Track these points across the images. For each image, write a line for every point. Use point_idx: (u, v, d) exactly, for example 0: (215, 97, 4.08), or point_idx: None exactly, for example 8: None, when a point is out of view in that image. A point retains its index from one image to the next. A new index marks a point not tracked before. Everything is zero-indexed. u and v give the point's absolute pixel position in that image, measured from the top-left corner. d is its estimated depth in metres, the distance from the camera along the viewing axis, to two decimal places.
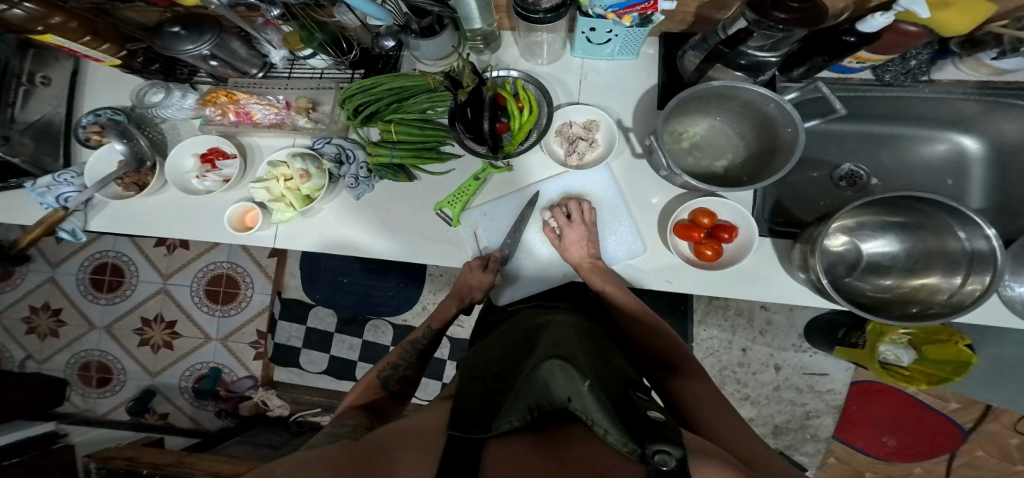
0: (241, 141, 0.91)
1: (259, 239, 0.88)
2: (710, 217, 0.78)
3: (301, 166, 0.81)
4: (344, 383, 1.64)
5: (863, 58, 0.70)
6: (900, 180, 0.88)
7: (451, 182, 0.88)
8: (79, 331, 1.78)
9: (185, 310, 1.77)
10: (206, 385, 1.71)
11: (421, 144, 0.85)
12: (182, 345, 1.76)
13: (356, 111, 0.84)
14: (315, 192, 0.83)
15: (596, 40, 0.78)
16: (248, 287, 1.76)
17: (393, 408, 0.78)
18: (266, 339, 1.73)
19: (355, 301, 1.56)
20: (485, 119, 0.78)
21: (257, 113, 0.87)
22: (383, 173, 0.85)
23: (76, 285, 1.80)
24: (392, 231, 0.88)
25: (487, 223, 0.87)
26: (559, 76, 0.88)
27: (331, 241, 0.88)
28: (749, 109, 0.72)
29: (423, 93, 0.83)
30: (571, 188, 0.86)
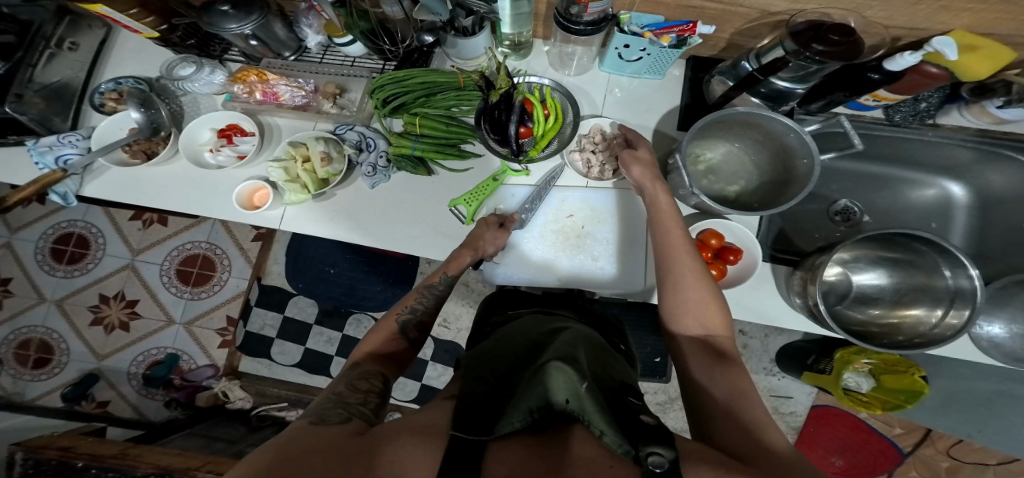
0: (261, 119, 0.88)
1: (266, 219, 0.85)
2: (717, 238, 0.82)
3: (323, 148, 0.81)
4: (316, 378, 1.58)
5: (882, 97, 0.76)
6: (889, 219, 0.95)
7: (468, 180, 0.89)
8: (27, 304, 1.65)
9: (151, 290, 1.67)
10: (159, 372, 1.60)
11: (443, 139, 0.85)
12: (140, 327, 1.65)
13: (385, 99, 0.84)
14: (333, 177, 0.82)
15: (627, 57, 0.81)
16: (225, 270, 1.68)
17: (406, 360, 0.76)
18: (235, 327, 1.65)
19: (339, 293, 1.52)
20: (513, 123, 0.81)
21: (284, 94, 0.86)
22: (403, 164, 0.85)
23: (33, 253, 1.68)
24: (403, 222, 0.87)
25: (512, 202, 0.89)
26: (586, 89, 0.91)
27: (338, 229, 0.86)
28: (769, 139, 0.76)
29: (454, 89, 0.84)
30: (589, 197, 0.89)
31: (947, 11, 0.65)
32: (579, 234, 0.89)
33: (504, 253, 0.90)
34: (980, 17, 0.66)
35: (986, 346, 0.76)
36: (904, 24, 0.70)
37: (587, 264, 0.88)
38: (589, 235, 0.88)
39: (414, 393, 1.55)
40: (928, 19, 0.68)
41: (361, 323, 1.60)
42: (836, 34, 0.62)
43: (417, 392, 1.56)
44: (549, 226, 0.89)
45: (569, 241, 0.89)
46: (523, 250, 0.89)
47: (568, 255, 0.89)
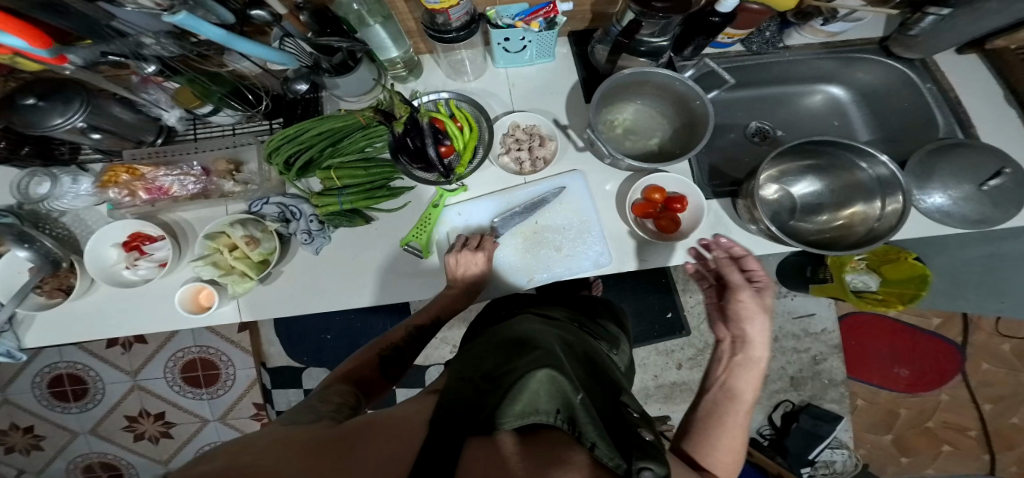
0: (163, 219, 0.88)
1: (219, 318, 0.85)
2: (660, 192, 0.81)
3: (245, 233, 0.82)
4: None
5: (733, 34, 0.79)
6: (801, 129, 0.96)
7: (410, 215, 0.88)
8: (63, 439, 1.69)
9: (168, 400, 1.69)
10: None
11: (369, 184, 0.85)
12: (180, 431, 1.70)
13: (293, 163, 0.84)
14: (270, 255, 0.84)
15: (513, 49, 0.81)
16: (227, 365, 1.67)
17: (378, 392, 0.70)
18: (265, 410, 1.66)
19: (348, 348, 1.51)
20: (431, 146, 0.79)
21: (170, 186, 0.86)
22: (336, 220, 0.84)
23: (35, 400, 1.67)
24: (352, 274, 0.87)
25: (463, 221, 0.87)
26: (489, 89, 0.90)
27: (297, 300, 0.86)
28: (664, 90, 0.76)
29: (357, 131, 0.84)
30: (532, 194, 0.86)
31: None
32: (536, 230, 0.85)
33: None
34: None
35: (942, 217, 0.76)
36: None
37: (554, 258, 0.84)
38: (545, 227, 0.84)
39: None
40: None
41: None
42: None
43: None
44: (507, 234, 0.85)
45: (529, 240, 0.85)
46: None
47: (534, 254, 0.84)
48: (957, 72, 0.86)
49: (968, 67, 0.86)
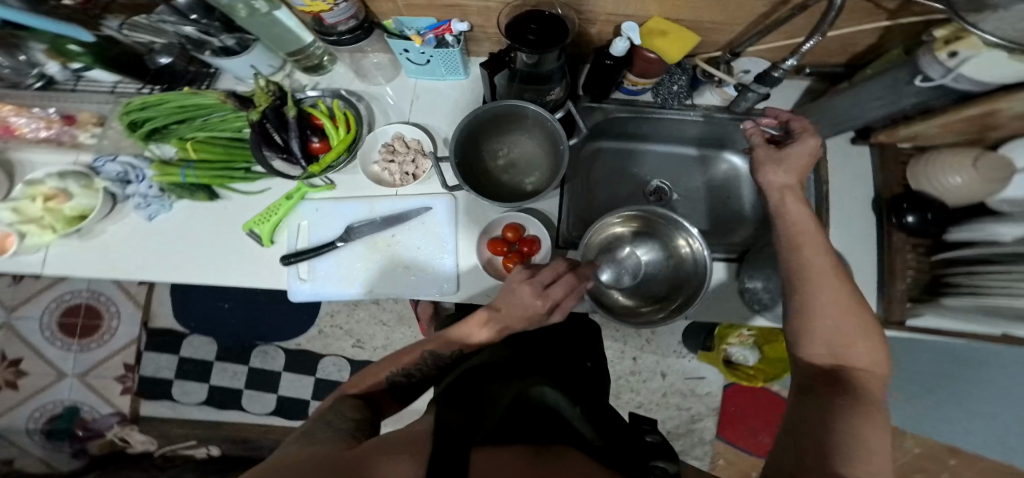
0: (8, 157, 0.83)
1: (18, 265, 0.78)
2: (517, 231, 0.78)
3: (58, 184, 0.77)
4: (226, 414, 1.29)
5: (640, 83, 0.77)
6: (699, 197, 0.91)
7: (264, 202, 0.81)
8: None
9: (33, 344, 1.33)
10: (61, 425, 1.30)
11: (224, 162, 0.78)
12: (28, 384, 1.31)
13: (146, 126, 0.78)
14: (83, 212, 0.78)
15: (417, 61, 0.76)
16: (113, 315, 1.34)
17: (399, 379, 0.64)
18: (133, 373, 1.32)
19: (238, 325, 1.33)
20: (294, 139, 0.74)
21: (21, 126, 0.81)
22: (178, 192, 0.78)
23: None
24: (177, 250, 0.79)
25: (317, 218, 0.80)
26: (392, 98, 0.83)
27: (105, 265, 0.79)
28: (537, 125, 0.73)
29: (224, 112, 0.79)
30: (396, 207, 0.80)
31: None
32: (389, 243, 0.80)
33: (311, 269, 0.80)
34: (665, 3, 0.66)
35: None
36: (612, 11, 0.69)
37: (402, 277, 0.80)
38: (399, 244, 0.80)
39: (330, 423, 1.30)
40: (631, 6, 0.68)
41: (226, 370, 1.30)
42: (535, 24, 0.65)
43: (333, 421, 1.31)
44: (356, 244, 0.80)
45: (381, 253, 0.80)
46: (327, 266, 0.80)
47: (378, 269, 0.80)
48: (838, 161, 0.82)
49: (853, 162, 0.82)
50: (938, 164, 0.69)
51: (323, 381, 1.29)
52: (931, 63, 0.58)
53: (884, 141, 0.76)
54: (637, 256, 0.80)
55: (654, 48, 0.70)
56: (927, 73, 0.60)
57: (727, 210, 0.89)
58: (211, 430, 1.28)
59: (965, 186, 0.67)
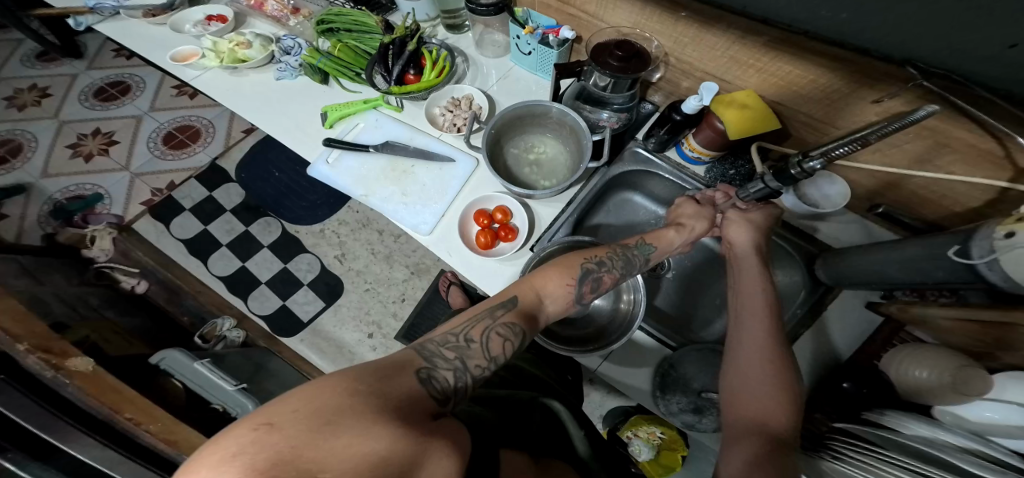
0: (244, 20, 1.06)
1: (182, 74, 0.96)
2: (505, 216, 0.83)
3: (251, 39, 0.96)
4: (191, 260, 1.70)
5: (699, 150, 0.77)
6: (693, 287, 0.85)
7: (351, 99, 0.93)
8: (41, 116, 1.91)
9: (136, 139, 1.88)
10: (77, 206, 1.73)
11: (351, 62, 0.92)
12: (99, 163, 1.83)
13: (326, 22, 0.95)
14: (248, 60, 0.94)
15: (522, 50, 0.85)
16: (202, 146, 1.88)
17: (611, 279, 0.65)
18: (169, 191, 1.79)
19: (272, 193, 1.81)
20: (398, 65, 0.87)
21: (269, 7, 1.03)
22: (306, 69, 0.92)
23: (84, 86, 1.98)
24: (275, 107, 0.92)
25: (373, 127, 0.91)
26: (488, 69, 0.93)
27: (229, 95, 0.93)
28: (572, 134, 0.83)
29: (377, 35, 0.93)
30: (430, 148, 0.90)
31: (736, 64, 0.68)
32: (405, 170, 0.88)
33: (339, 158, 0.88)
34: (763, 76, 0.67)
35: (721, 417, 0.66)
36: (708, 69, 0.72)
37: (395, 201, 0.85)
38: (413, 175, 0.87)
39: (271, 308, 1.66)
40: (729, 70, 0.70)
41: (227, 224, 1.76)
42: (621, 51, 0.70)
43: (272, 309, 1.66)
44: (379, 160, 0.88)
45: (391, 173, 0.88)
46: (351, 166, 0.88)
47: (383, 184, 0.87)
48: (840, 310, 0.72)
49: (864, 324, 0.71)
50: (915, 353, 0.57)
51: (290, 274, 1.71)
52: (983, 237, 0.45)
53: (894, 314, 0.67)
54: None
55: (723, 118, 0.70)
56: (968, 247, 0.46)
57: (706, 307, 0.83)
58: (163, 267, 1.65)
59: (929, 387, 0.54)
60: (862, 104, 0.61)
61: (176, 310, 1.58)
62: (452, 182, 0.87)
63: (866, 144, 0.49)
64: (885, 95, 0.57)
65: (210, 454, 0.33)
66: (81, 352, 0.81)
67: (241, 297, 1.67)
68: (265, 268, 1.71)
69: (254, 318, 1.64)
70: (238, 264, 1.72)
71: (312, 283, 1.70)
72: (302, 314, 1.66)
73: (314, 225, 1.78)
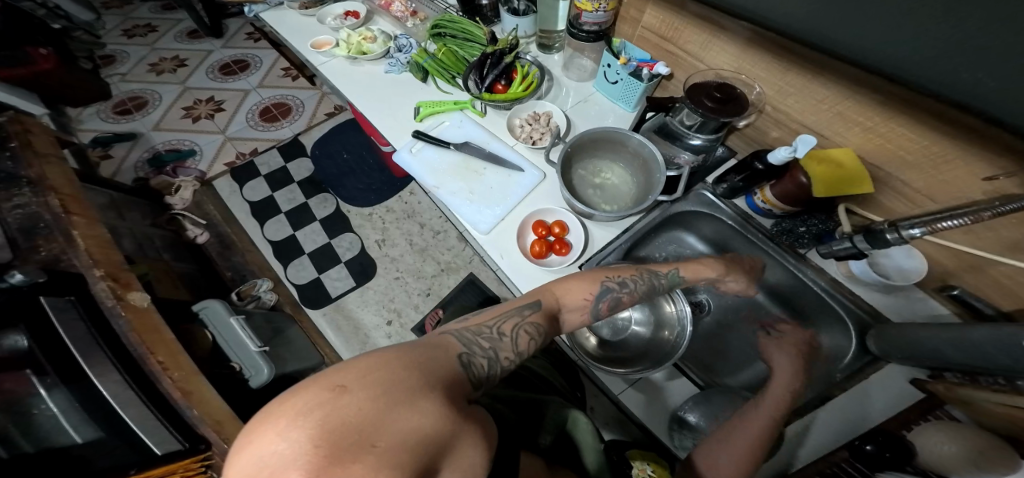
0: (372, 18, 1.18)
1: (313, 59, 1.08)
2: (562, 230, 0.83)
3: (377, 35, 1.07)
4: (251, 221, 1.82)
5: (772, 202, 0.75)
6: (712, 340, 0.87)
7: (442, 98, 1.00)
8: (170, 80, 2.19)
9: (239, 109, 2.11)
10: (171, 156, 1.92)
11: (449, 66, 1.00)
12: (202, 125, 2.05)
13: (439, 27, 1.05)
14: (369, 52, 1.04)
15: (609, 79, 0.89)
16: (290, 123, 2.06)
17: (630, 299, 0.67)
18: (251, 157, 1.96)
19: (335, 171, 1.94)
20: (491, 75, 0.94)
21: (395, 7, 1.14)
22: (411, 67, 1.01)
23: (214, 60, 2.28)
24: (378, 95, 1.01)
25: (456, 127, 0.97)
26: (571, 90, 0.98)
27: (345, 80, 1.03)
28: (644, 165, 0.82)
29: (478, 45, 1.01)
30: (501, 153, 0.93)
31: (838, 117, 0.67)
32: (475, 170, 0.91)
33: (421, 150, 0.93)
34: (862, 131, 0.66)
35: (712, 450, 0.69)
36: (799, 117, 0.72)
37: (461, 197, 0.88)
38: (481, 177, 0.91)
39: (305, 279, 1.72)
40: (823, 122, 0.70)
41: (290, 193, 1.88)
42: (720, 93, 0.70)
43: (307, 280, 1.73)
44: (454, 157, 0.93)
45: (463, 170, 0.91)
46: (429, 159, 0.93)
47: (453, 180, 0.90)
48: (881, 379, 0.72)
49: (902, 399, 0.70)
50: (948, 429, 0.58)
51: (330, 250, 1.78)
52: None
53: (938, 393, 0.67)
54: (625, 316, 0.82)
55: (810, 174, 0.67)
56: None
57: (735, 355, 0.84)
58: (226, 224, 1.79)
59: (957, 464, 0.55)
60: (969, 179, 0.57)
61: (223, 264, 1.70)
62: (516, 188, 0.88)
63: (981, 220, 0.47)
64: (1003, 173, 0.53)
65: (287, 408, 0.35)
66: (139, 287, 0.98)
67: (282, 263, 1.74)
68: (310, 238, 1.80)
69: (289, 285, 1.72)
70: (289, 232, 1.81)
71: (348, 261, 1.76)
72: (332, 289, 1.71)
73: (364, 208, 1.86)
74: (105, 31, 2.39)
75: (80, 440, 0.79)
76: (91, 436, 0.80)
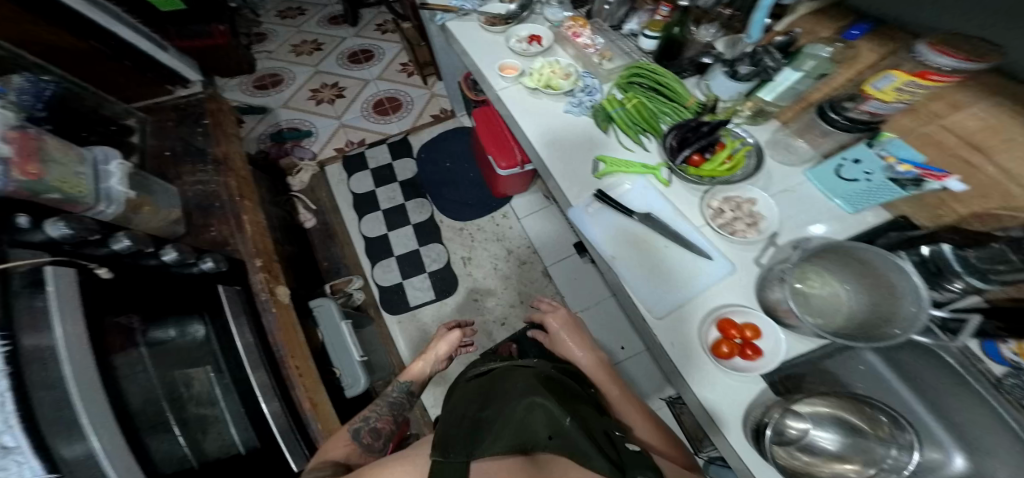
0: (553, 46, 1.11)
1: (493, 83, 1.04)
2: (755, 334, 0.69)
3: (568, 71, 1.00)
4: (350, 213, 1.84)
5: None
6: None
7: (625, 153, 0.89)
8: (306, 61, 2.31)
9: (354, 97, 2.18)
10: (292, 134, 2.01)
11: (639, 122, 0.91)
12: (323, 107, 2.13)
13: (634, 74, 0.96)
14: (555, 88, 0.98)
15: (845, 174, 0.71)
16: (397, 117, 2.10)
17: (384, 423, 0.88)
18: (359, 146, 2.00)
19: (435, 178, 1.88)
20: (689, 148, 0.82)
21: (582, 38, 1.05)
22: (596, 114, 0.93)
23: (346, 48, 2.36)
24: (555, 132, 0.93)
25: (635, 192, 0.85)
26: (774, 172, 0.83)
27: (525, 113, 0.97)
28: (882, 286, 0.64)
29: (678, 109, 0.90)
30: (684, 233, 0.80)
31: None
32: (654, 248, 0.80)
33: (597, 211, 0.84)
34: None
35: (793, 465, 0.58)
36: None
37: (636, 275, 0.78)
38: (662, 257, 0.79)
39: (389, 282, 1.69)
40: None
41: (390, 193, 1.88)
42: None
43: (390, 282, 1.69)
44: (633, 227, 0.82)
45: (641, 245, 0.81)
46: (606, 225, 0.83)
47: (629, 256, 0.80)
48: None
49: None
50: None
51: (417, 258, 1.74)
52: None
53: None
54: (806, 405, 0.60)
55: None
56: None
57: None
58: (330, 214, 1.82)
59: None
60: None
61: (323, 254, 1.74)
62: (699, 279, 0.75)
63: None
64: None
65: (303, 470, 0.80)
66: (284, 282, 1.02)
67: (370, 262, 1.73)
68: (400, 242, 1.77)
69: (374, 286, 1.69)
70: (382, 231, 1.79)
71: (432, 272, 1.71)
72: (411, 299, 1.66)
73: (456, 222, 1.81)
74: (264, 9, 2.55)
75: (242, 448, 0.74)
76: (250, 443, 0.75)
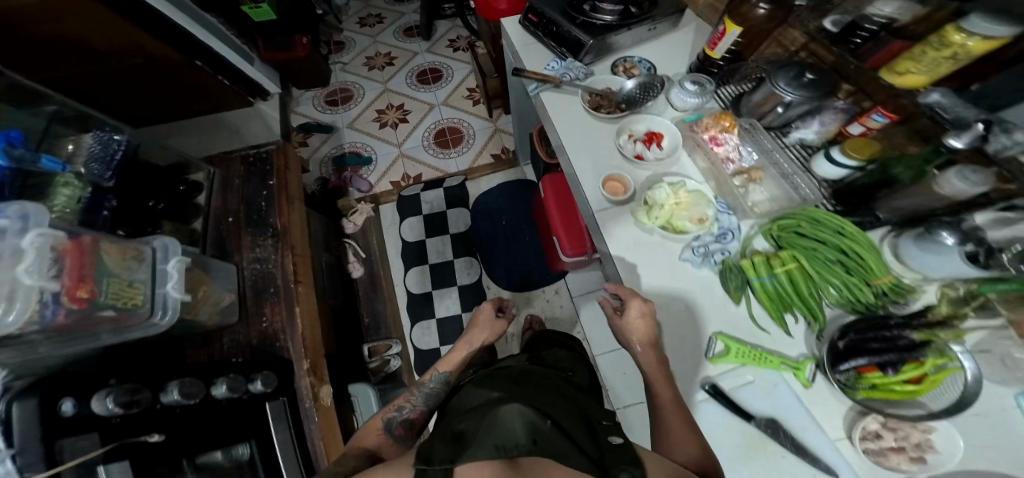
0: (677, 152, 0.91)
1: (595, 195, 0.87)
2: None
3: (702, 210, 0.81)
4: (398, 261, 1.76)
5: None
6: None
7: (755, 335, 0.73)
8: (377, 78, 2.26)
9: (419, 127, 2.09)
10: (352, 160, 1.97)
11: (790, 298, 0.73)
12: (387, 133, 2.08)
13: (791, 226, 0.76)
14: (680, 229, 0.80)
15: None
16: (460, 152, 2.01)
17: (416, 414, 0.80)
18: (415, 183, 1.93)
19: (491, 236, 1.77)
20: (854, 361, 0.64)
21: (725, 148, 0.84)
22: (729, 276, 0.76)
23: (417, 69, 2.29)
24: (659, 286, 0.77)
25: (765, 389, 0.70)
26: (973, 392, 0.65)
27: (635, 251, 0.80)
28: None
29: (850, 280, 0.70)
30: (816, 443, 0.66)
31: None
32: (769, 450, 0.66)
33: (704, 402, 0.70)
34: None
35: None
36: None
37: None
38: (774, 465, 0.65)
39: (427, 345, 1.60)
40: None
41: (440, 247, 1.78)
42: None
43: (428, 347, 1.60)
44: (750, 426, 0.68)
45: (756, 446, 0.67)
46: (709, 425, 0.69)
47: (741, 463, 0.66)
48: None
49: None
50: None
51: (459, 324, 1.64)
52: None
53: None
54: None
55: None
56: None
57: None
58: (375, 262, 1.75)
59: None
60: None
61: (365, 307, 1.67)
62: None
63: None
64: None
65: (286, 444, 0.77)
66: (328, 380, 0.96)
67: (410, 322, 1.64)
68: (444, 303, 1.66)
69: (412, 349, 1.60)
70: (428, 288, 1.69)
71: None
72: None
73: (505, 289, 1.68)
74: (346, 15, 2.52)
75: None
76: None
